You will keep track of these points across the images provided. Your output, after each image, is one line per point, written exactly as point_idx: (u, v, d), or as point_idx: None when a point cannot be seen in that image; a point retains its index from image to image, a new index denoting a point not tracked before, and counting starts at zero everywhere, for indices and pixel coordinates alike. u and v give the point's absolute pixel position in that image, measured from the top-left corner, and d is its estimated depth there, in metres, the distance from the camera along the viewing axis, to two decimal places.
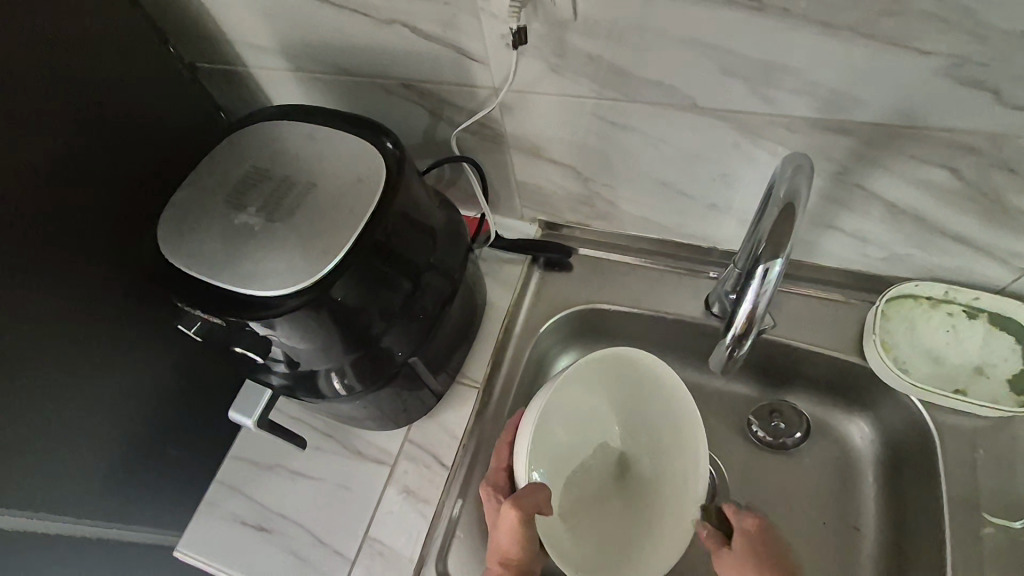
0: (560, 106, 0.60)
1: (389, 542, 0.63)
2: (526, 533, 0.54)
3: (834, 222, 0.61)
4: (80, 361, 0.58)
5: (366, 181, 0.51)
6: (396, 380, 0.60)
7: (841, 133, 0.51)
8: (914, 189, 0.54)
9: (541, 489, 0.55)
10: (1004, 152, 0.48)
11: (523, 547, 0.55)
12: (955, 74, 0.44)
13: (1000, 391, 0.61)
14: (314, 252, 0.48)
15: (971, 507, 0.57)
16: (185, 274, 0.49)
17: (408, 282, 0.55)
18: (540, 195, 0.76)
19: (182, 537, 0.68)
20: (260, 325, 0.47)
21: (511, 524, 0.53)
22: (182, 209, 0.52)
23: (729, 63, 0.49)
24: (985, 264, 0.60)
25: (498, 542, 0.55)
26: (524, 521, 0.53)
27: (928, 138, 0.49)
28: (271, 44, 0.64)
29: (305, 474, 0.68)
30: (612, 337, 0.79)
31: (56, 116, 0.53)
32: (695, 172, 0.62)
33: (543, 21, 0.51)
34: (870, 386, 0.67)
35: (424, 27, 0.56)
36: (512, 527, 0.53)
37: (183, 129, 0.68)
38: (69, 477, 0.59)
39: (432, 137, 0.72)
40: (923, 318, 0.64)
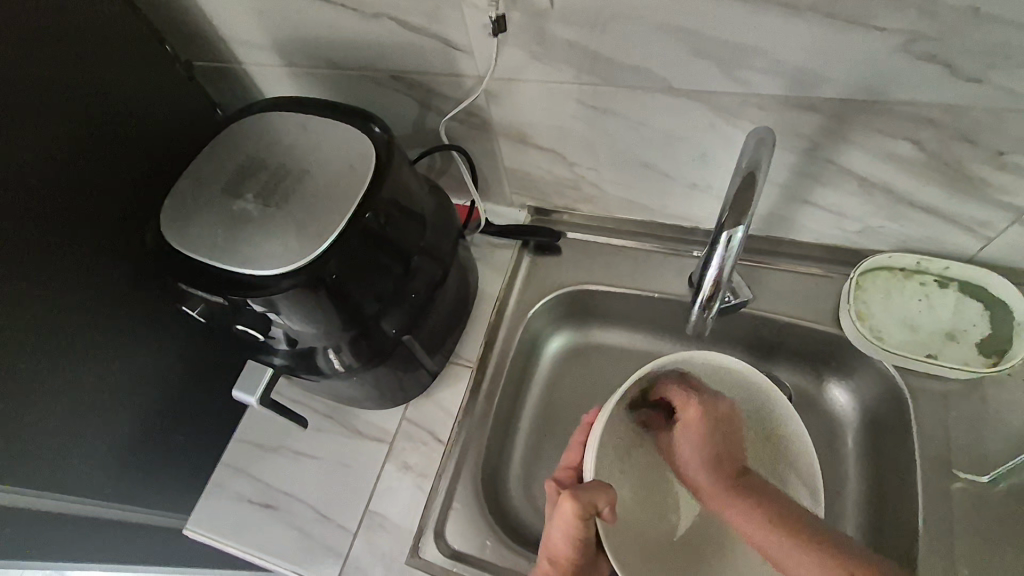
0: (543, 92, 0.62)
1: (390, 515, 0.66)
2: (581, 529, 0.51)
3: (808, 198, 0.64)
4: (88, 348, 0.61)
5: (356, 168, 0.54)
6: (391, 357, 0.63)
7: (809, 110, 0.54)
8: (881, 162, 0.57)
9: (603, 489, 0.52)
10: (962, 123, 0.50)
11: (574, 547, 0.52)
12: (912, 49, 0.46)
13: (970, 354, 0.64)
14: (308, 234, 0.50)
15: (943, 466, 0.60)
16: (187, 259, 0.51)
17: (400, 264, 0.58)
18: (528, 181, 0.78)
19: (191, 517, 0.71)
20: (260, 304, 0.50)
21: (567, 517, 0.50)
22: (183, 198, 0.55)
23: (700, 45, 0.51)
24: (953, 233, 0.62)
25: (551, 535, 0.53)
26: (579, 517, 0.50)
27: (890, 112, 0.52)
28: (264, 40, 0.67)
29: (308, 453, 0.71)
30: (601, 317, 0.81)
31: (62, 113, 0.56)
32: (674, 152, 0.64)
33: (522, 10, 0.53)
34: (847, 355, 0.69)
35: (410, 18, 0.58)
36: (566, 520, 0.51)
37: (180, 124, 0.71)
38: (82, 459, 0.62)
39: (422, 127, 0.74)
40: (897, 288, 0.67)
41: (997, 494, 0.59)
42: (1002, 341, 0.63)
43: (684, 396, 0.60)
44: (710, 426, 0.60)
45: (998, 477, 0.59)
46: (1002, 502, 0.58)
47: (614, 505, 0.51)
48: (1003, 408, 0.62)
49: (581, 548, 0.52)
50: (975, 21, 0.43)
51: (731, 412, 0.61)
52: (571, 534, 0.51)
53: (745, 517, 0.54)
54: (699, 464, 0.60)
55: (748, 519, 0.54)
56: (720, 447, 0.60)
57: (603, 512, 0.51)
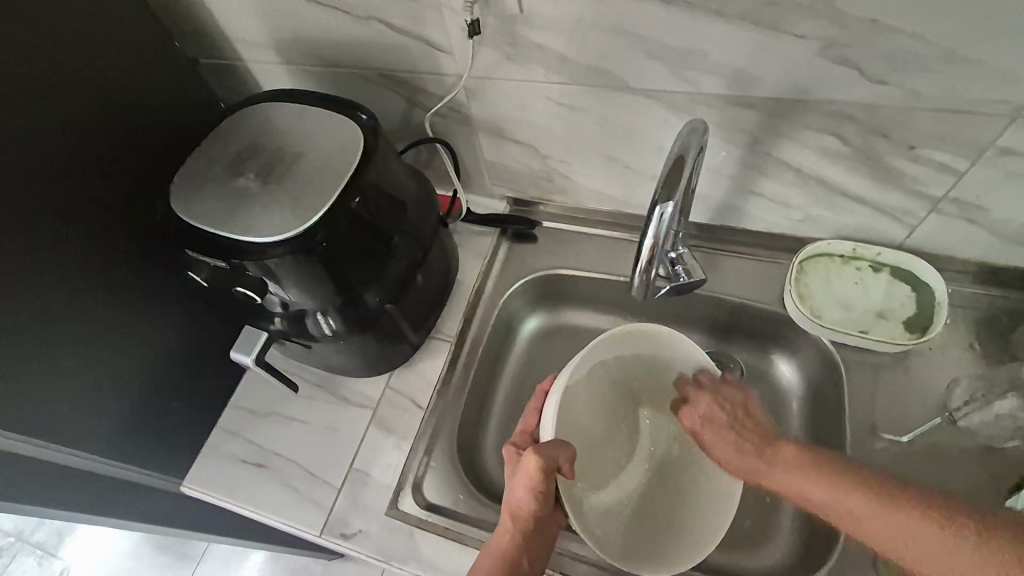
0: (517, 90, 0.69)
1: (371, 472, 0.72)
2: (543, 485, 0.57)
3: (754, 189, 0.71)
4: (98, 312, 0.67)
5: (345, 151, 0.61)
6: (375, 326, 0.69)
7: (747, 107, 0.61)
8: (813, 155, 0.64)
9: (564, 446, 0.58)
10: (877, 119, 0.58)
11: (535, 501, 0.57)
12: (828, 54, 0.53)
13: (898, 331, 0.71)
14: (301, 207, 0.57)
15: (870, 429, 0.67)
16: (193, 229, 0.58)
17: (384, 239, 0.64)
18: (506, 173, 0.85)
19: (188, 476, 0.76)
20: (257, 269, 0.56)
21: (530, 469, 0.56)
22: (190, 176, 0.61)
23: (650, 48, 0.59)
24: (882, 221, 0.69)
25: (513, 493, 0.58)
26: (541, 472, 0.56)
27: (815, 110, 0.59)
28: (265, 39, 0.74)
29: (297, 418, 0.77)
30: (573, 300, 0.88)
31: (79, 99, 0.62)
32: (634, 146, 0.71)
33: (495, 15, 0.61)
34: (792, 333, 0.76)
35: (397, 21, 0.65)
36: (530, 477, 0.56)
37: (187, 114, 0.77)
38: (89, 416, 0.68)
39: (409, 122, 0.81)
40: (835, 272, 0.74)
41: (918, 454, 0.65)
42: (926, 318, 0.70)
43: (706, 397, 0.67)
44: (716, 404, 0.66)
45: (911, 438, 0.66)
46: (922, 460, 0.65)
47: (572, 461, 0.58)
48: (926, 379, 0.69)
49: (541, 504, 0.58)
50: (875, 30, 0.50)
51: (742, 403, 0.67)
52: (531, 489, 0.57)
53: (724, 446, 0.65)
54: (699, 424, 0.67)
55: (725, 442, 0.65)
56: (737, 424, 0.66)
57: (563, 468, 0.57)
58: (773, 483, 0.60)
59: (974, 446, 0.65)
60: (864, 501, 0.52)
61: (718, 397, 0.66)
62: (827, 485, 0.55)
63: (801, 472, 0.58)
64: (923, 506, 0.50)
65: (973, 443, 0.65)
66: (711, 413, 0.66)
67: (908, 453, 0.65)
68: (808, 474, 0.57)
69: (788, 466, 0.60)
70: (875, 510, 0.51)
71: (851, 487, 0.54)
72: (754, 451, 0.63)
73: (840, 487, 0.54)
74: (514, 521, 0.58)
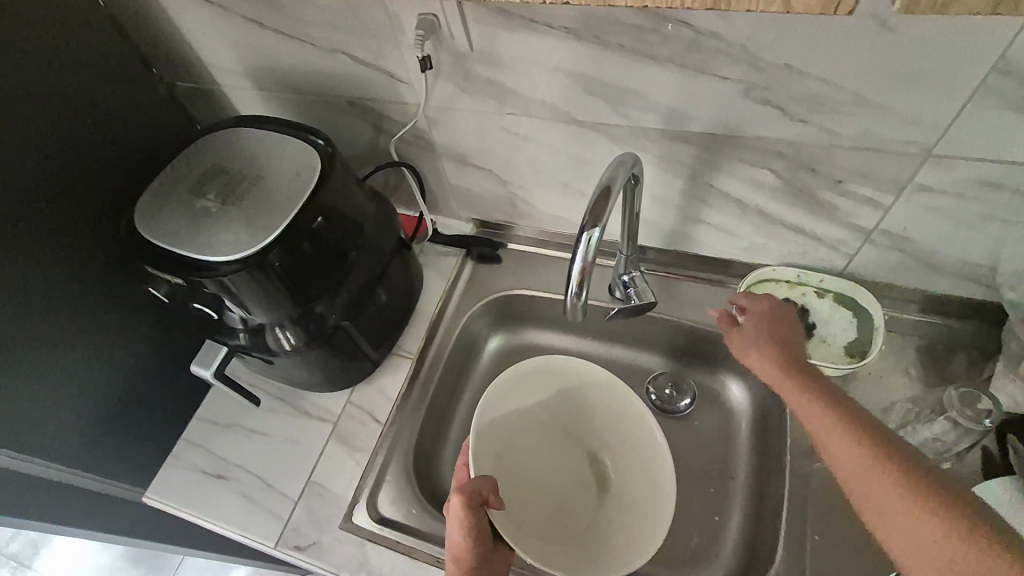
0: (473, 120, 0.73)
1: (328, 485, 0.74)
2: (472, 520, 0.61)
3: (700, 217, 0.74)
4: (64, 325, 0.69)
5: (303, 174, 0.64)
6: (333, 340, 0.71)
7: (685, 142, 0.65)
8: (750, 187, 0.67)
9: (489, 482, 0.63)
10: (802, 155, 0.61)
11: (470, 539, 0.61)
12: (751, 96, 0.57)
13: (839, 355, 0.74)
14: (256, 226, 0.60)
15: (809, 450, 0.69)
16: (153, 247, 0.60)
17: (341, 256, 0.67)
18: (470, 197, 0.89)
19: (148, 486, 0.77)
20: (213, 285, 0.59)
21: (456, 507, 0.61)
22: (155, 197, 0.64)
23: (591, 86, 0.62)
24: (821, 250, 0.73)
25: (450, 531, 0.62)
26: (466, 504, 0.61)
27: (747, 145, 0.62)
28: (238, 67, 0.78)
29: (259, 431, 0.79)
30: (534, 320, 0.91)
31: (51, 123, 0.65)
32: (586, 174, 0.75)
33: (448, 52, 0.64)
34: (740, 356, 0.79)
35: (359, 54, 0.69)
36: (458, 511, 0.61)
37: (159, 135, 0.81)
38: (51, 426, 0.70)
39: (376, 147, 0.85)
40: (781, 297, 0.77)
41: None
42: (864, 344, 0.73)
43: (750, 301, 0.70)
44: (757, 320, 0.68)
45: None
46: None
47: (496, 492, 0.63)
48: (863, 402, 0.72)
49: (477, 540, 0.61)
50: (792, 74, 0.54)
51: (780, 332, 0.66)
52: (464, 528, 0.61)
53: (797, 401, 0.59)
54: (767, 371, 0.63)
55: (801, 401, 0.58)
56: (773, 351, 0.64)
57: (490, 499, 0.62)
58: (819, 439, 0.54)
59: None
60: (856, 448, 0.50)
61: (769, 312, 0.68)
62: (876, 470, 0.48)
63: (826, 407, 0.55)
64: (971, 519, 0.43)
65: None
66: (757, 312, 0.69)
67: None
68: (853, 445, 0.51)
69: (836, 432, 0.53)
70: (914, 513, 0.45)
71: (920, 496, 0.45)
72: (816, 402, 0.56)
73: (851, 433, 0.52)
74: (457, 562, 0.61)
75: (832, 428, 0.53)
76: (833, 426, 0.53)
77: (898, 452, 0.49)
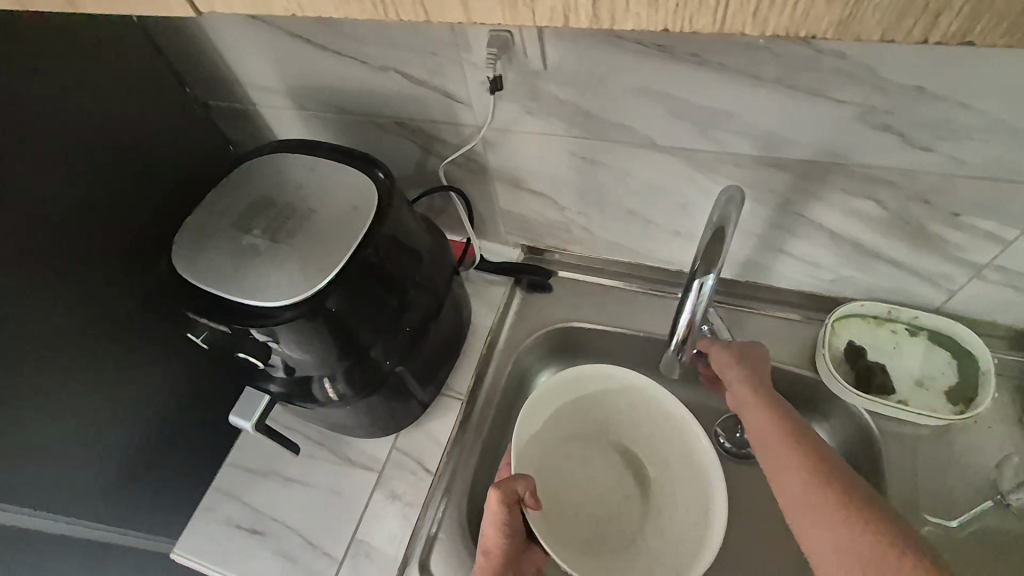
0: (535, 143, 0.67)
1: (376, 543, 0.68)
2: (507, 520, 0.58)
3: (783, 248, 0.68)
4: (92, 368, 0.63)
5: (359, 208, 0.58)
6: (384, 388, 0.65)
7: (779, 169, 0.58)
8: (847, 218, 0.61)
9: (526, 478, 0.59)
10: (917, 184, 0.55)
11: (504, 536, 0.58)
12: (867, 120, 0.51)
13: (939, 402, 0.67)
14: (311, 268, 0.54)
15: (914, 509, 0.62)
16: (196, 289, 0.55)
17: (397, 297, 0.61)
18: (521, 222, 0.82)
19: (178, 541, 0.72)
20: (262, 333, 0.53)
21: (493, 508, 0.57)
22: (197, 231, 0.59)
23: (678, 109, 0.56)
24: (920, 285, 0.66)
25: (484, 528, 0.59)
26: (502, 506, 0.57)
27: (852, 173, 0.56)
28: (278, 85, 0.72)
29: (298, 480, 0.73)
30: (589, 353, 0.84)
31: (83, 151, 0.59)
32: (657, 202, 0.68)
33: (516, 70, 0.58)
34: (824, 398, 0.72)
35: (414, 72, 0.63)
36: (494, 513, 0.57)
37: (194, 158, 0.75)
38: (76, 478, 0.64)
39: (422, 169, 0.79)
40: (869, 335, 0.70)
41: (965, 538, 0.61)
42: (969, 389, 0.66)
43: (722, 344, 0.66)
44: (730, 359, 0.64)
45: (964, 522, 0.61)
46: (970, 547, 0.60)
47: (533, 491, 0.58)
48: (970, 454, 0.65)
49: (510, 538, 0.58)
50: (920, 97, 0.48)
51: (740, 367, 0.64)
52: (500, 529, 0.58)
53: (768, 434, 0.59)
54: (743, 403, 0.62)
55: (773, 438, 0.58)
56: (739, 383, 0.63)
57: (526, 499, 0.58)
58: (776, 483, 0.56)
59: None
60: (802, 489, 0.53)
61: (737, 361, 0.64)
62: (844, 531, 0.50)
63: (799, 455, 0.55)
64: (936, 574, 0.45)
65: None
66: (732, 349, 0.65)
67: (958, 538, 0.61)
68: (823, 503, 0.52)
69: (803, 480, 0.54)
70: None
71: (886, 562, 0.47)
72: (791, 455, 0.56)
73: (809, 482, 0.53)
74: (488, 556, 0.59)
75: (795, 475, 0.54)
76: (795, 470, 0.55)
77: (862, 511, 0.50)
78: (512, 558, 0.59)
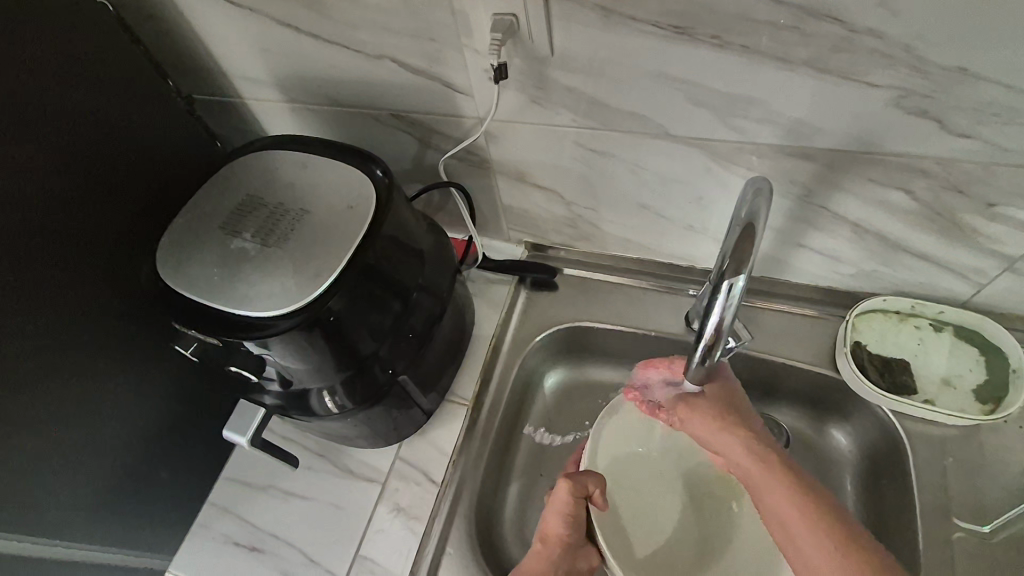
0: (542, 134, 0.63)
1: (380, 560, 0.65)
2: (574, 513, 0.60)
3: (803, 241, 0.65)
4: (76, 383, 0.59)
5: (356, 208, 0.54)
6: (386, 398, 0.62)
7: (804, 158, 0.55)
8: (875, 209, 0.57)
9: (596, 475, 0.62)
10: (954, 174, 0.51)
11: (566, 525, 0.60)
12: (903, 104, 0.47)
13: (967, 401, 0.64)
14: (305, 274, 0.50)
15: (944, 514, 0.60)
16: (183, 298, 0.51)
17: (399, 302, 0.58)
18: (526, 218, 0.78)
19: (173, 560, 0.68)
20: (255, 345, 0.50)
21: (564, 496, 0.59)
22: (181, 235, 0.55)
23: (697, 95, 0.53)
24: (948, 279, 0.63)
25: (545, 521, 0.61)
26: (573, 498, 0.59)
27: (883, 162, 0.53)
28: (266, 76, 0.68)
29: (298, 494, 0.70)
30: (598, 353, 0.81)
31: (57, 149, 0.55)
32: (670, 195, 0.65)
33: (524, 56, 0.54)
34: (846, 398, 0.69)
35: (411, 61, 0.59)
36: (563, 502, 0.59)
37: (179, 155, 0.71)
38: (63, 499, 0.61)
39: (421, 163, 0.75)
40: (892, 331, 0.67)
41: (998, 545, 0.58)
42: (999, 388, 0.63)
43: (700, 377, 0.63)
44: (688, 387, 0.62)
45: (996, 527, 0.59)
46: (1003, 553, 0.58)
47: (603, 490, 0.61)
48: (999, 454, 0.62)
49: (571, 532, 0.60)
50: (963, 80, 0.44)
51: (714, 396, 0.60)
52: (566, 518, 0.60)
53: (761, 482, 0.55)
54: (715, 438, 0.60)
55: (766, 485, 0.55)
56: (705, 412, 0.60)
57: (593, 495, 0.61)
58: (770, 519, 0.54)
59: None
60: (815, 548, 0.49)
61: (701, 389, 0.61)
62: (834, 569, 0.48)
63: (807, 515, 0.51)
64: None
65: None
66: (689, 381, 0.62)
67: (991, 545, 0.58)
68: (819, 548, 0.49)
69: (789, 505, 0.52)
70: None
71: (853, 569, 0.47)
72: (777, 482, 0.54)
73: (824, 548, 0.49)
74: (545, 544, 0.60)
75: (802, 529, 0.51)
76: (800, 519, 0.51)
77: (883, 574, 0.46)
78: (569, 550, 0.61)
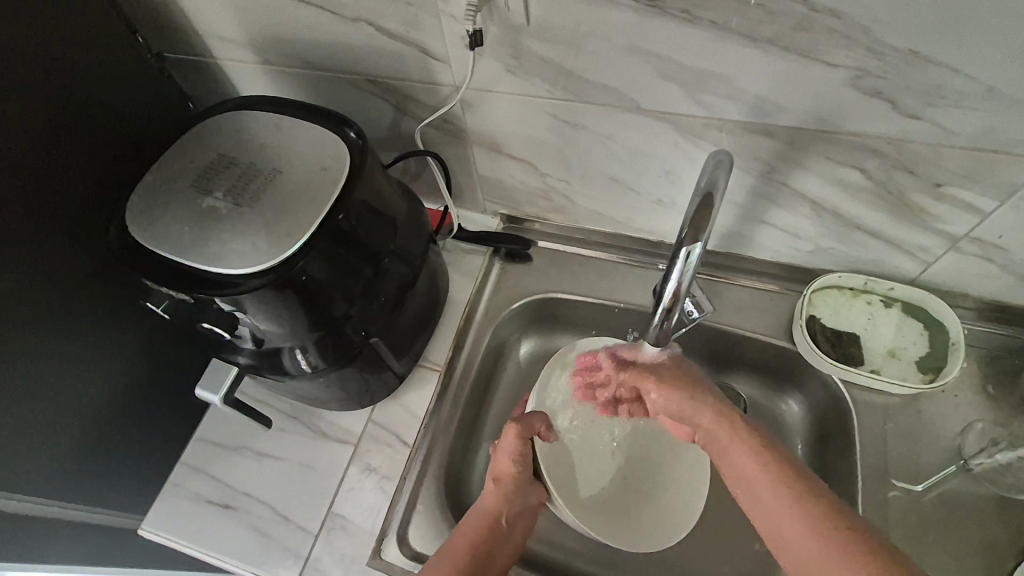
0: (518, 104, 0.64)
1: (352, 517, 0.67)
2: (524, 450, 0.66)
3: (765, 217, 0.67)
4: (45, 341, 0.59)
5: (330, 169, 0.55)
6: (357, 360, 0.63)
7: (767, 135, 0.57)
8: (832, 187, 0.60)
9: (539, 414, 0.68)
10: (904, 155, 0.54)
11: (517, 465, 0.65)
12: (859, 85, 0.50)
13: (909, 371, 0.68)
14: (279, 233, 0.51)
15: (882, 475, 0.64)
16: (154, 254, 0.52)
17: (370, 266, 0.59)
18: (501, 190, 0.79)
19: (146, 518, 0.69)
20: (226, 302, 0.50)
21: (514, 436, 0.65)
22: (152, 192, 0.55)
23: (668, 69, 0.54)
24: (898, 256, 0.66)
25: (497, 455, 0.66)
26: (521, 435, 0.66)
27: (840, 142, 0.55)
28: (239, 37, 0.67)
29: (270, 454, 0.71)
30: (568, 325, 0.83)
31: (19, 101, 0.54)
32: (641, 168, 0.67)
33: (499, 24, 0.55)
34: (800, 368, 0.73)
35: (387, 25, 0.59)
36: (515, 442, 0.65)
37: (149, 114, 0.70)
38: (35, 456, 0.61)
39: (397, 131, 0.75)
40: (846, 306, 0.71)
41: (928, 502, 0.63)
42: (939, 359, 0.67)
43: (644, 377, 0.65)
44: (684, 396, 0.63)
45: (927, 487, 0.64)
46: (933, 510, 0.63)
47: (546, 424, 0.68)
48: (937, 421, 0.67)
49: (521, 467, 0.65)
50: (913, 62, 0.46)
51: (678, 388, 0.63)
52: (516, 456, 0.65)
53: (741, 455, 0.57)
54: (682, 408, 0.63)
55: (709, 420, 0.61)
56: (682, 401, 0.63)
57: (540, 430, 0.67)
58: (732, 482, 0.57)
59: (988, 496, 0.63)
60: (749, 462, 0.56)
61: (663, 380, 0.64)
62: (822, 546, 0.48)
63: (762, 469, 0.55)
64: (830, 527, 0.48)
65: (987, 492, 0.63)
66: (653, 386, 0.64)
67: (921, 502, 0.63)
68: (822, 543, 0.48)
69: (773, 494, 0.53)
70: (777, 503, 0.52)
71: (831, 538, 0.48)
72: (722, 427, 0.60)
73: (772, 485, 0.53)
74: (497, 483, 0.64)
75: (744, 456, 0.57)
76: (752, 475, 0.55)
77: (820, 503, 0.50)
78: (516, 493, 0.64)
